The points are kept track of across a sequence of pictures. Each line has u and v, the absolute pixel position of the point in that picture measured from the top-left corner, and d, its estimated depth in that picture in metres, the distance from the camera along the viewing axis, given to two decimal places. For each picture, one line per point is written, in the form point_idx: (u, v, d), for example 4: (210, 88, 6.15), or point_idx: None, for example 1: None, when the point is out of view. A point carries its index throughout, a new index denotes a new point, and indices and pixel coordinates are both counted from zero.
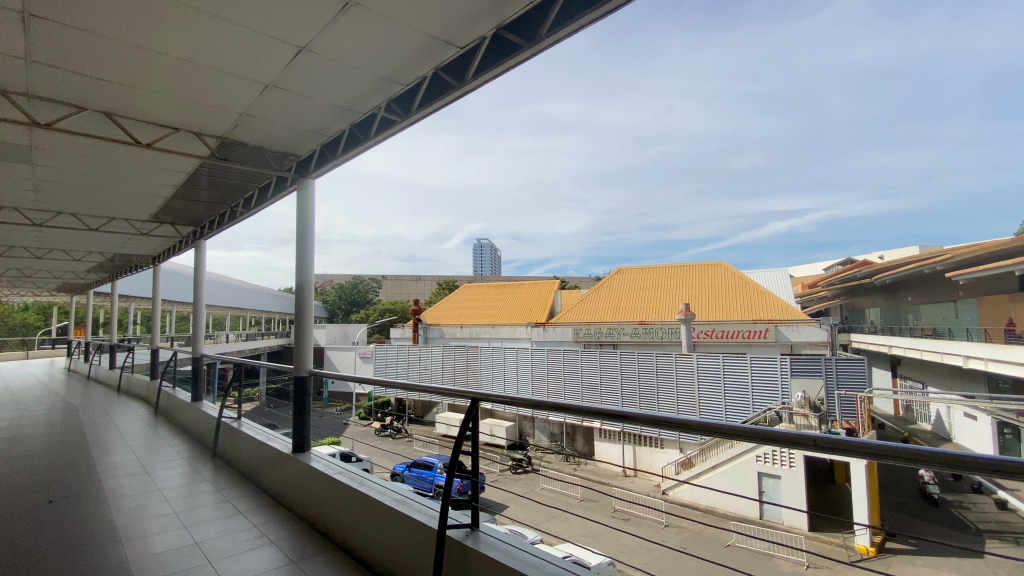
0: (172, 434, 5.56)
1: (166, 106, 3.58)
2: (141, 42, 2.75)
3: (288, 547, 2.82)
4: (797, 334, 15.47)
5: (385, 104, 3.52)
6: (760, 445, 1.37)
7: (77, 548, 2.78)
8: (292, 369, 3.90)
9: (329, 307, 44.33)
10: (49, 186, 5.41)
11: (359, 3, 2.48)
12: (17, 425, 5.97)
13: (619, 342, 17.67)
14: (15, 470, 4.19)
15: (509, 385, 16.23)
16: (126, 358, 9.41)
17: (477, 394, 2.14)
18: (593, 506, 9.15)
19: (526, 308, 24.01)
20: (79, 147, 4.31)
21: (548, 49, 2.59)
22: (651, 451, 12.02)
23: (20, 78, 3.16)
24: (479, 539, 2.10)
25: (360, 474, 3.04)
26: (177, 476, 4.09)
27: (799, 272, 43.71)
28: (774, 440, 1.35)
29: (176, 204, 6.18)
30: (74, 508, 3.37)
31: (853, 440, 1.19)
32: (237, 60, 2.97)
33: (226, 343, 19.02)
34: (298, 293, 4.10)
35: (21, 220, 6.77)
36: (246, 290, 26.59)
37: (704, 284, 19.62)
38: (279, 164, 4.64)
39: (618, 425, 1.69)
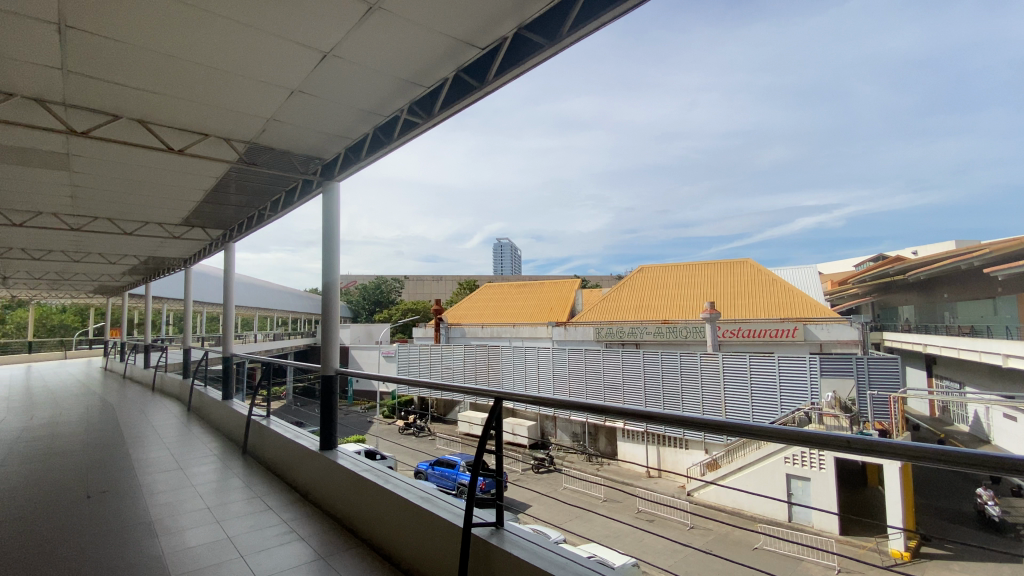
0: (204, 432, 5.73)
1: (196, 113, 3.68)
2: (170, 50, 2.83)
3: (316, 542, 2.88)
4: (826, 332, 15.08)
5: (408, 107, 3.55)
6: (788, 445, 1.35)
7: (115, 542, 2.88)
8: (319, 368, 3.98)
9: (353, 307, 45.05)
10: (88, 192, 5.62)
11: (383, 6, 2.50)
12: (59, 423, 6.23)
13: (641, 341, 17.48)
14: (57, 466, 4.37)
15: (531, 385, 16.23)
16: (160, 358, 9.73)
17: (500, 393, 2.14)
18: (617, 506, 9.09)
19: (547, 308, 23.98)
20: (114, 153, 4.46)
21: (568, 48, 2.58)
22: (675, 451, 11.86)
23: (59, 88, 3.28)
24: (504, 538, 2.11)
25: (385, 471, 3.08)
26: (210, 472, 4.21)
27: (828, 269, 42.53)
28: (802, 442, 1.33)
29: (206, 209, 6.35)
30: (112, 503, 3.49)
31: (888, 443, 1.15)
32: (263, 66, 3.04)
33: (253, 343, 19.50)
34: (324, 293, 4.17)
35: (62, 225, 7.05)
36: (272, 291, 27.20)
37: (729, 282, 19.27)
38: (304, 168, 4.73)
39: (643, 425, 1.68)
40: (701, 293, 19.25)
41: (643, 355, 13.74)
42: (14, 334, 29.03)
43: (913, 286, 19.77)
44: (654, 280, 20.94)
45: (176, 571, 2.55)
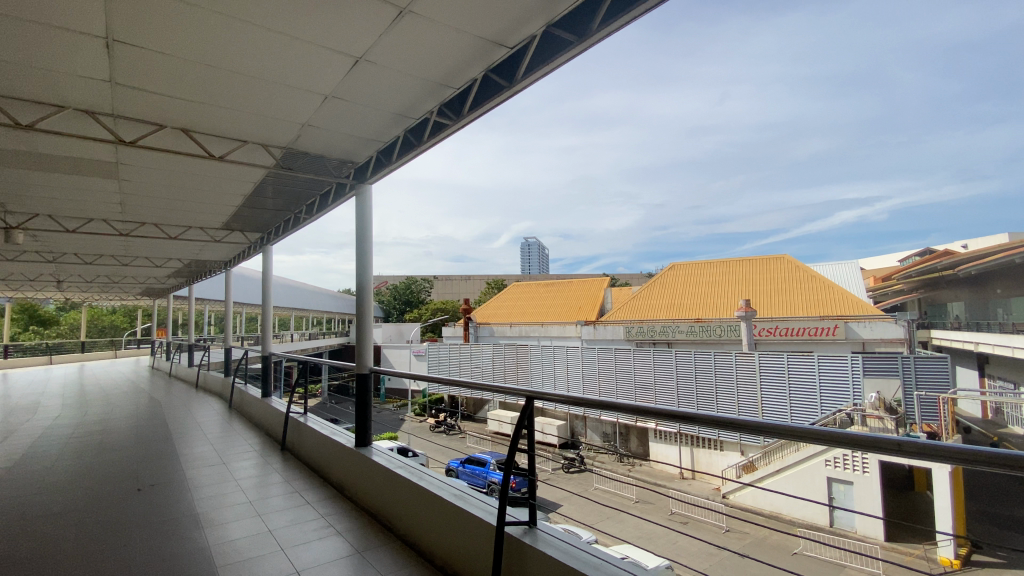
0: (245, 428, 5.94)
1: (234, 120, 3.82)
2: (210, 60, 2.94)
3: (353, 537, 2.94)
4: (870, 330, 14.54)
5: (437, 109, 3.60)
6: (828, 448, 1.32)
7: (164, 534, 3.02)
8: (353, 366, 4.07)
9: (384, 307, 45.84)
10: (135, 200, 5.90)
11: (413, 10, 2.53)
12: (110, 419, 6.57)
13: (673, 340, 17.16)
14: (110, 460, 4.60)
15: (561, 384, 16.15)
16: (204, 357, 10.13)
17: (531, 392, 2.14)
18: (650, 507, 8.96)
19: (576, 307, 23.86)
20: (159, 162, 4.67)
21: (598, 44, 2.55)
22: (710, 453, 11.61)
23: (109, 100, 3.45)
24: (537, 537, 2.11)
25: (418, 468, 3.13)
26: (251, 467, 4.36)
27: (870, 265, 40.79)
28: (840, 443, 1.29)
29: (244, 213, 6.56)
30: (160, 497, 3.66)
31: (942, 445, 1.10)
32: (298, 74, 3.12)
33: (290, 343, 20.08)
34: (358, 293, 4.27)
35: (112, 230, 7.42)
36: (307, 292, 27.91)
37: (764, 279, 18.77)
38: (338, 172, 4.85)
39: (676, 425, 1.66)
40: (736, 291, 18.78)
41: (676, 354, 13.50)
42: (70, 334, 30.78)
43: (964, 282, 18.75)
44: (685, 277, 20.56)
45: (220, 563, 2.64)
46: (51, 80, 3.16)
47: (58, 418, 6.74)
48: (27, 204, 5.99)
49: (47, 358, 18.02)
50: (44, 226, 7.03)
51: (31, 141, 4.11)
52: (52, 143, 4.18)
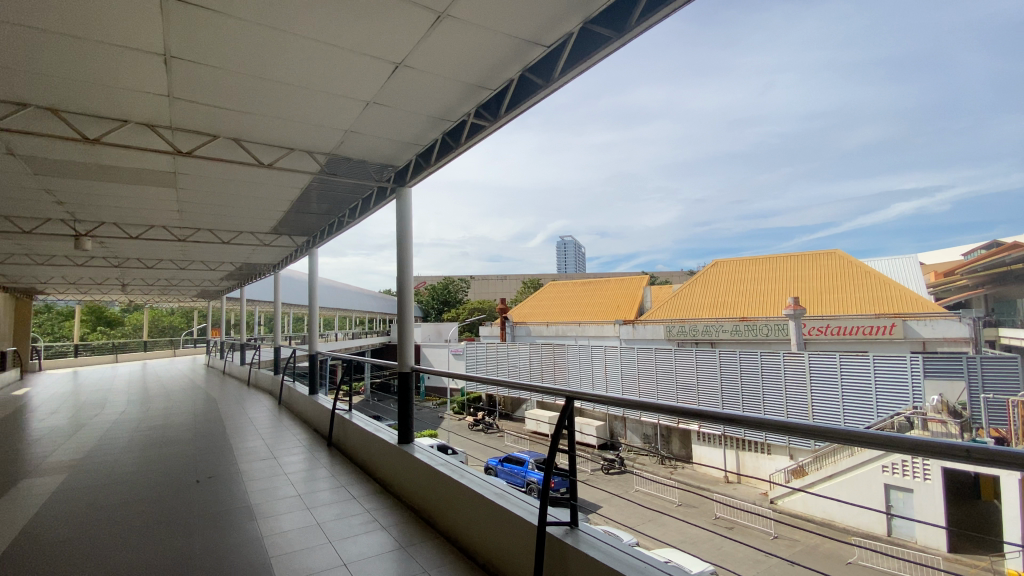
0: (293, 424, 6.17)
1: (282, 129, 3.97)
2: (258, 71, 3.07)
3: (397, 532, 3.01)
4: (930, 329, 13.67)
5: (474, 111, 3.64)
6: (882, 452, 1.27)
7: (221, 524, 3.17)
8: (396, 364, 4.16)
9: (423, 307, 46.70)
10: (191, 207, 6.23)
11: (451, 15, 2.56)
12: (171, 414, 6.97)
13: (716, 340, 16.65)
14: (171, 453, 4.89)
15: (599, 384, 15.99)
16: (254, 356, 10.60)
17: (571, 392, 2.14)
18: (694, 511, 8.75)
19: (614, 306, 23.58)
20: (213, 171, 4.93)
21: (637, 39, 2.51)
22: (757, 457, 11.21)
23: (167, 113, 3.66)
24: (580, 538, 2.10)
25: (459, 465, 3.18)
26: (300, 462, 4.53)
27: (929, 259, 38.36)
28: (893, 447, 1.25)
29: (291, 217, 6.81)
30: (217, 488, 3.86)
31: (1009, 453, 1.04)
32: (340, 82, 3.23)
33: (334, 342, 20.71)
34: (399, 293, 4.37)
35: (171, 236, 7.87)
36: (349, 292, 28.73)
37: (814, 276, 18.00)
38: (379, 175, 4.98)
39: (720, 427, 1.62)
40: (783, 288, 18.10)
41: (719, 354, 13.14)
42: (133, 334, 32.98)
43: None
44: (728, 275, 19.98)
45: (273, 553, 2.76)
46: (116, 96, 3.38)
47: (125, 413, 7.21)
48: (96, 213, 6.44)
49: (113, 356, 19.28)
50: (110, 233, 7.54)
51: (100, 154, 4.43)
52: (117, 155, 4.48)
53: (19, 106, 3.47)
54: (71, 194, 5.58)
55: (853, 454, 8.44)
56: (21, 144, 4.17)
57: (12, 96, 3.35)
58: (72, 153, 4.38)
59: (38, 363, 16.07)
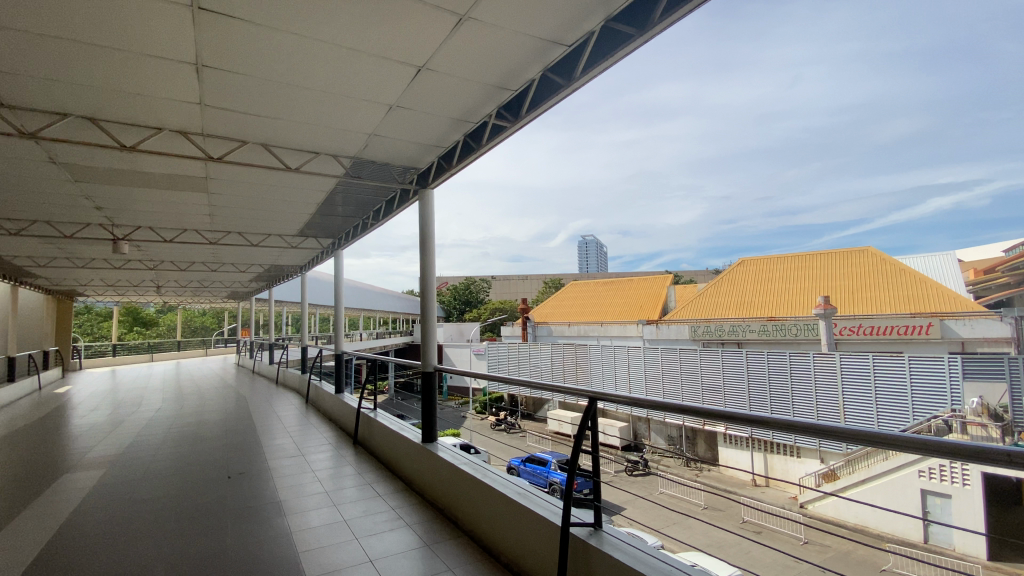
0: (320, 422, 6.30)
1: (308, 133, 4.06)
2: (284, 78, 3.14)
3: (421, 530, 3.04)
4: (970, 329, 13.08)
5: (496, 112, 3.66)
6: (919, 456, 1.23)
7: (252, 519, 3.26)
8: (419, 363, 4.20)
9: (445, 308, 47.10)
10: (222, 210, 6.41)
11: (472, 17, 2.58)
12: (204, 412, 7.19)
13: (743, 340, 16.29)
14: (203, 450, 5.04)
15: (622, 385, 15.83)
16: (282, 356, 10.84)
17: (594, 393, 2.12)
18: (720, 514, 8.61)
19: (638, 306, 23.35)
20: (243, 175, 5.06)
21: (660, 36, 2.48)
22: (786, 460, 10.90)
23: (199, 121, 3.78)
24: (603, 540, 2.08)
25: (482, 465, 3.20)
26: (327, 459, 4.62)
27: (969, 256, 36.79)
28: (931, 452, 1.21)
29: (317, 219, 6.95)
30: (248, 484, 3.96)
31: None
32: (364, 87, 3.29)
33: (360, 342, 21.04)
34: (423, 294, 4.41)
35: (203, 239, 8.11)
36: (373, 293, 29.14)
37: (845, 274, 17.48)
38: (403, 178, 5.05)
39: (748, 430, 1.59)
40: (812, 287, 17.65)
41: (746, 355, 12.88)
42: (167, 334, 34.17)
43: None
44: (755, 274, 19.59)
45: (301, 548, 2.82)
46: (151, 105, 3.52)
47: (160, 411, 7.47)
48: (132, 218, 6.69)
49: (148, 356, 19.99)
50: (146, 236, 7.81)
51: (136, 161, 4.60)
52: (152, 162, 4.64)
53: (61, 116, 3.63)
54: (110, 199, 5.81)
55: (887, 458, 8.16)
56: (63, 153, 4.37)
57: (55, 106, 3.51)
58: (111, 160, 4.57)
59: (78, 362, 16.76)
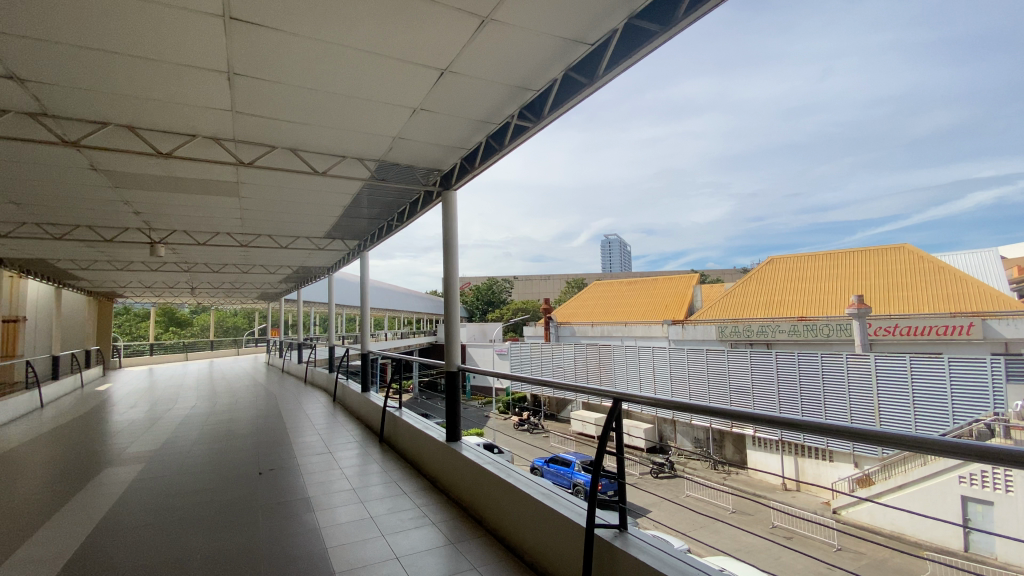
0: (347, 420, 6.42)
1: (335, 137, 4.14)
2: (312, 84, 3.22)
3: (447, 528, 3.07)
4: (1015, 329, 12.48)
5: (518, 112, 3.66)
6: (960, 463, 1.19)
7: (283, 514, 3.35)
8: (443, 363, 4.24)
9: (468, 308, 47.42)
10: (252, 213, 6.59)
11: (494, 18, 2.59)
12: (237, 410, 7.44)
13: (773, 341, 15.89)
14: (236, 447, 5.21)
15: (647, 386, 15.64)
16: (311, 355, 11.09)
17: (618, 394, 2.11)
18: (749, 519, 8.43)
19: (663, 306, 23.07)
20: (273, 179, 5.20)
21: (685, 32, 2.45)
22: (817, 464, 10.53)
23: (231, 127, 3.90)
24: (629, 542, 2.07)
25: (506, 465, 3.20)
26: (354, 456, 4.72)
27: (1012, 253, 35.21)
28: (975, 458, 1.16)
29: (344, 222, 7.09)
30: (279, 480, 4.07)
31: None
32: (388, 91, 3.33)
33: (385, 342, 21.35)
34: (446, 294, 4.44)
35: (234, 242, 8.36)
36: (398, 293, 29.54)
37: (880, 273, 16.88)
38: (426, 179, 5.11)
39: (778, 432, 1.56)
40: (844, 287, 17.14)
41: (775, 356, 12.58)
42: (201, 333, 35.38)
43: None
44: (785, 272, 19.12)
45: (329, 544, 2.88)
46: (185, 113, 3.64)
47: (194, 408, 7.74)
48: (168, 222, 6.93)
49: (183, 355, 20.72)
50: (181, 240, 8.09)
51: (172, 167, 4.78)
52: (185, 168, 4.81)
53: (102, 125, 3.80)
54: (147, 204, 6.04)
55: (925, 464, 7.81)
56: (103, 160, 4.57)
57: (96, 116, 3.67)
58: (148, 167, 4.76)
59: (118, 360, 17.48)
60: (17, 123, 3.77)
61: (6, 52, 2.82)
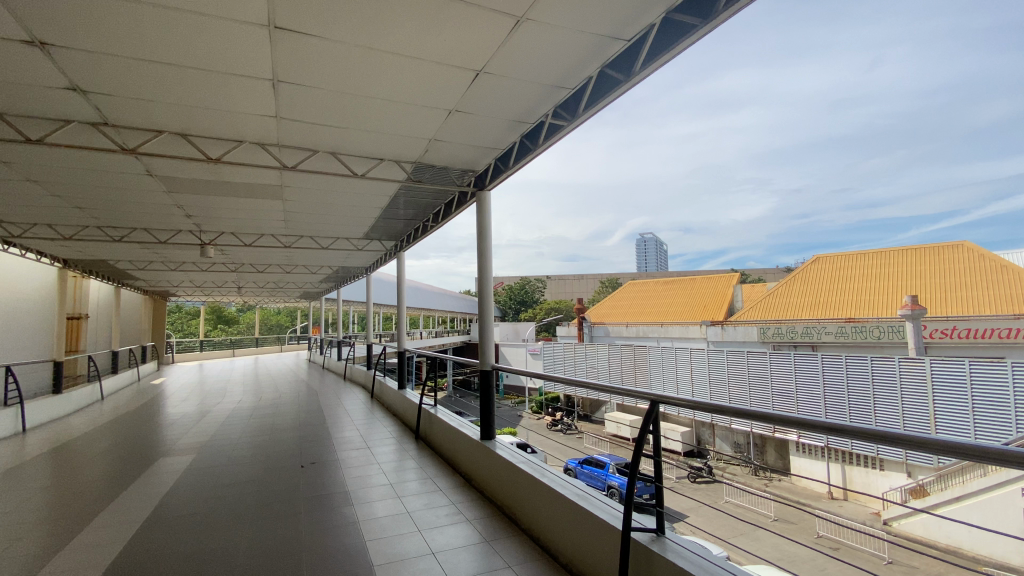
0: (384, 416, 6.57)
1: (374, 141, 4.24)
2: (352, 89, 3.31)
3: (481, 526, 3.10)
4: None
5: (553, 111, 3.66)
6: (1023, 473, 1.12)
7: (324, 507, 3.45)
8: (478, 361, 4.27)
9: (501, 307, 47.69)
10: (295, 215, 6.81)
11: (530, 18, 2.59)
12: (280, 404, 7.75)
13: (818, 343, 15.24)
14: (278, 440, 5.40)
15: (684, 388, 15.30)
16: (350, 352, 11.42)
17: (655, 396, 2.07)
18: (793, 527, 8.15)
19: (701, 307, 22.54)
20: (313, 182, 5.37)
21: (725, 24, 2.38)
22: (866, 473, 10.04)
23: (275, 132, 4.05)
24: (666, 547, 2.03)
25: (540, 465, 3.19)
26: (390, 452, 4.81)
27: None
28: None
29: (382, 223, 7.24)
30: (320, 474, 4.20)
31: None
32: (425, 93, 3.39)
33: (420, 340, 21.70)
34: (480, 293, 4.47)
35: (279, 243, 8.67)
36: (432, 293, 29.96)
37: (936, 273, 15.96)
38: (460, 180, 5.18)
39: (825, 437, 1.50)
40: (896, 287, 16.31)
41: (821, 359, 12.06)
42: (247, 331, 37.06)
43: None
44: (830, 272, 18.36)
45: (367, 537, 2.95)
46: (233, 120, 3.81)
47: (240, 403, 8.09)
48: (216, 224, 7.27)
49: (230, 351, 21.69)
50: (230, 241, 8.46)
51: (220, 172, 5.00)
52: (233, 173, 5.04)
53: (157, 133, 4.02)
54: (198, 208, 6.35)
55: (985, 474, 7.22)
56: (159, 167, 4.84)
57: (151, 124, 3.89)
58: (199, 172, 5.00)
59: (171, 356, 18.48)
60: (83, 133, 4.04)
61: (72, 65, 3.02)
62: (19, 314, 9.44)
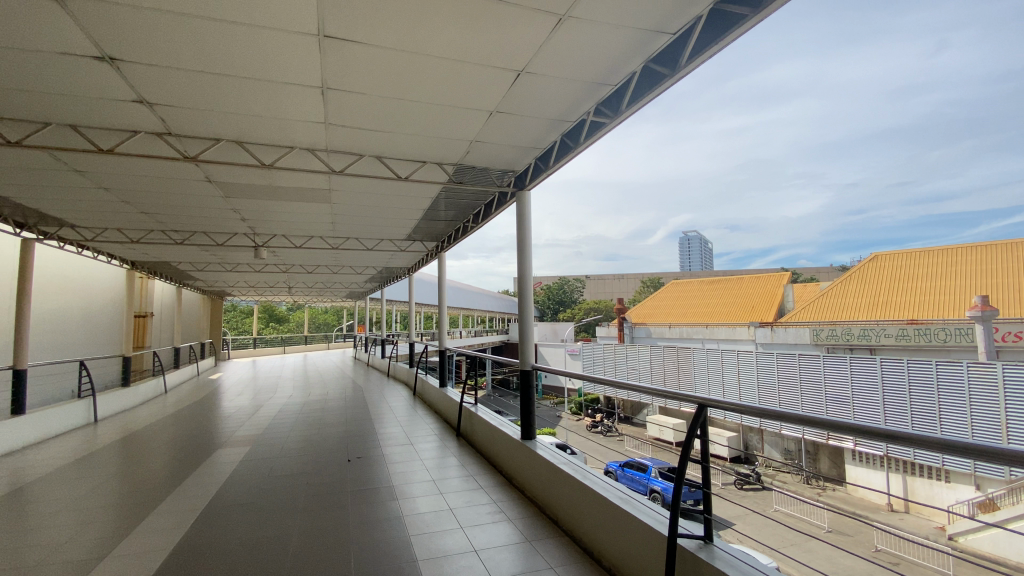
0: (426, 414, 6.67)
1: (416, 143, 4.33)
2: (396, 93, 3.39)
3: (522, 526, 3.11)
4: None
5: (595, 109, 3.63)
6: None
7: (369, 501, 3.54)
8: (519, 361, 4.25)
9: (540, 307, 47.65)
10: (342, 218, 7.04)
11: (572, 15, 2.57)
12: (328, 400, 8.03)
13: (876, 346, 14.39)
14: (325, 435, 5.60)
15: (730, 392, 14.78)
16: (393, 351, 11.69)
17: (702, 400, 2.01)
18: (850, 541, 7.76)
19: (749, 307, 21.72)
20: (358, 185, 5.53)
21: (776, 12, 2.29)
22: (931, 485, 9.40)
23: (322, 138, 4.20)
24: (715, 554, 1.97)
25: (582, 466, 3.16)
26: (432, 449, 4.89)
27: None
28: None
29: (424, 224, 7.37)
30: (365, 469, 4.31)
31: None
32: (467, 95, 3.43)
33: (460, 339, 21.98)
34: (521, 292, 4.47)
35: (326, 245, 8.98)
36: (472, 292, 30.24)
37: (1010, 270, 14.77)
38: (500, 181, 5.20)
39: (884, 446, 1.41)
40: (965, 286, 15.19)
41: (880, 363, 11.35)
42: (296, 329, 38.63)
43: None
44: (891, 269, 17.31)
45: (411, 532, 3.02)
46: (284, 127, 3.99)
47: (291, 398, 8.43)
48: (268, 227, 7.60)
49: (281, 349, 22.68)
50: (280, 243, 8.82)
51: (272, 177, 5.24)
52: (284, 177, 5.26)
53: (215, 141, 4.26)
54: (253, 212, 6.68)
55: None
56: (217, 173, 5.12)
57: (210, 134, 4.13)
58: (254, 178, 5.26)
59: (227, 353, 19.54)
60: (149, 143, 4.33)
61: (140, 79, 3.24)
62: (92, 312, 10.20)
